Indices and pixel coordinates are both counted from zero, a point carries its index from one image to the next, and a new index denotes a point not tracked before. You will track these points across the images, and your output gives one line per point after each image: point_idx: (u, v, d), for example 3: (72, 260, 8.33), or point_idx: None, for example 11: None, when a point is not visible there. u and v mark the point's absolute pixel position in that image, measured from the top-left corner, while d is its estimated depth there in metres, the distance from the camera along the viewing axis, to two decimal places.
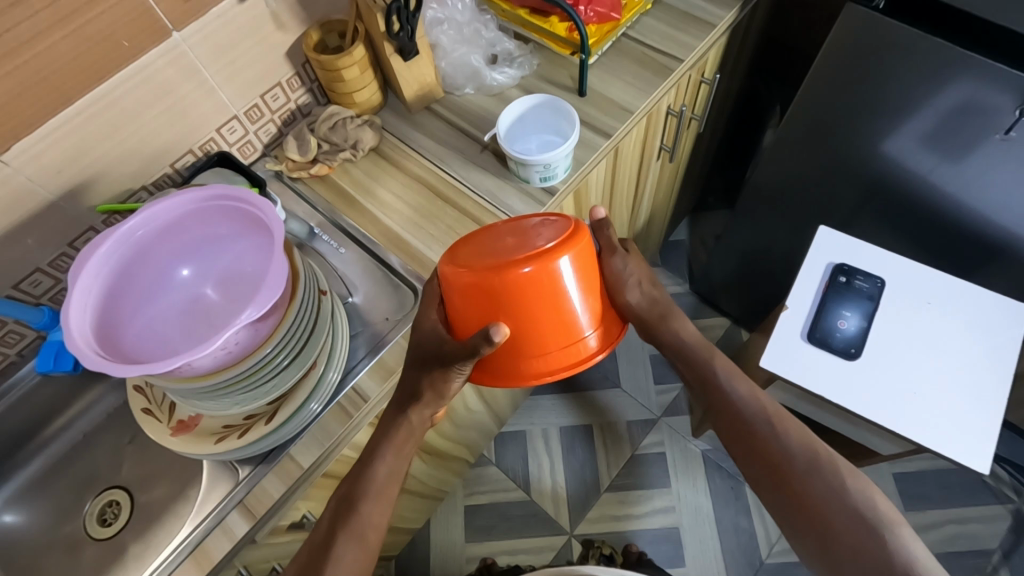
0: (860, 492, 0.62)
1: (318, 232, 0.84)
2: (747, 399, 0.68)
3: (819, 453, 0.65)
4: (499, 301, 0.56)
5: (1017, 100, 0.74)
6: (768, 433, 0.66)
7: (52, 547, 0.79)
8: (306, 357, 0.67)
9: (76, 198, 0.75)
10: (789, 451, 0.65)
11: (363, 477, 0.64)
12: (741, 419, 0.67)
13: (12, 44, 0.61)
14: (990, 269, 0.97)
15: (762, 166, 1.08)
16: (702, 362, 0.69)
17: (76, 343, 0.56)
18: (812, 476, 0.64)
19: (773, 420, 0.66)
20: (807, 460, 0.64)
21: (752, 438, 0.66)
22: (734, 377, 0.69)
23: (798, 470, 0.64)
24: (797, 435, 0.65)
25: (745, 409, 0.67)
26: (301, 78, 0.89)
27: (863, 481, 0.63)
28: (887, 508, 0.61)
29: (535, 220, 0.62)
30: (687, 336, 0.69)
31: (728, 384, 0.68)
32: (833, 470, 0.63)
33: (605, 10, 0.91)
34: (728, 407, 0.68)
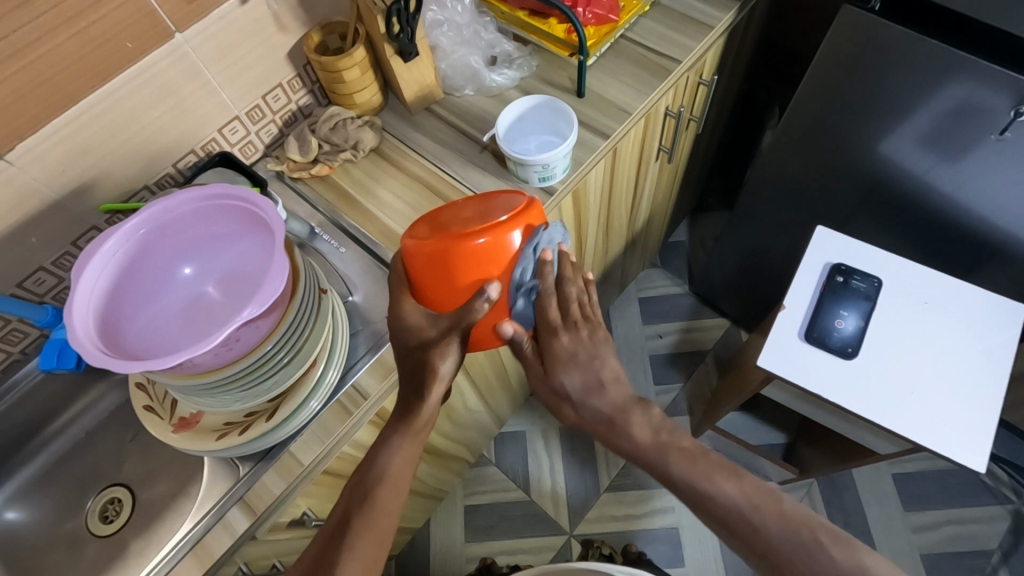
0: (855, 569, 0.52)
1: (318, 232, 0.85)
2: (727, 494, 0.56)
3: (806, 534, 0.54)
4: (460, 271, 0.60)
5: (1013, 100, 0.75)
6: (750, 526, 0.55)
7: (54, 544, 0.80)
8: (306, 354, 0.68)
9: (80, 197, 0.75)
10: (776, 544, 0.54)
11: (375, 468, 0.63)
12: (724, 518, 0.56)
13: (17, 45, 0.62)
14: (988, 269, 0.98)
15: (761, 167, 1.08)
16: (657, 465, 0.59)
17: (79, 339, 0.57)
18: (810, 567, 0.53)
19: (748, 509, 0.55)
20: (796, 549, 0.53)
21: (737, 534, 0.56)
22: (702, 475, 0.57)
23: (788, 564, 0.53)
24: (778, 519, 0.55)
25: (715, 502, 0.56)
26: (302, 79, 0.90)
27: (850, 548, 0.53)
28: (877, 564, 0.52)
29: (489, 196, 0.65)
30: (643, 442, 0.60)
31: (700, 484, 0.57)
32: (817, 549, 0.53)
33: (602, 11, 0.92)
34: (707, 506, 0.57)
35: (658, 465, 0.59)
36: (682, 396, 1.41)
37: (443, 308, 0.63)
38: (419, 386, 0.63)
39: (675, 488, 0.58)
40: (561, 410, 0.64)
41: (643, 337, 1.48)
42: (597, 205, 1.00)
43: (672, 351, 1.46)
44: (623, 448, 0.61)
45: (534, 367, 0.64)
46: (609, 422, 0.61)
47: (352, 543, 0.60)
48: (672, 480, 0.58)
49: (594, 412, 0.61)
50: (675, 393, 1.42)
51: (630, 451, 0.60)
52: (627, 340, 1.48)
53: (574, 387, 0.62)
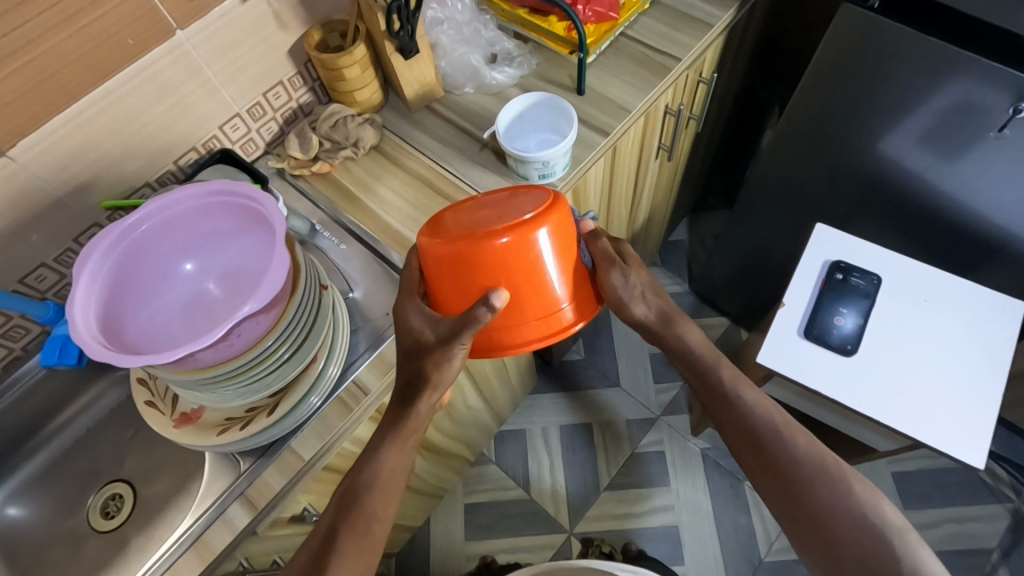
0: (867, 500, 0.62)
1: (319, 229, 0.85)
2: (763, 410, 0.67)
3: (831, 462, 0.64)
4: (478, 272, 0.58)
5: (1011, 98, 0.75)
6: (778, 442, 0.65)
7: (55, 540, 0.80)
8: (307, 350, 0.68)
9: (81, 194, 0.76)
10: (798, 461, 0.64)
11: (367, 474, 0.64)
12: (754, 428, 0.67)
13: (19, 42, 0.62)
14: (987, 266, 0.98)
15: (761, 165, 1.09)
16: (708, 367, 0.69)
17: (81, 334, 0.58)
18: (820, 484, 0.63)
19: (783, 429, 0.66)
20: (814, 469, 0.64)
21: (762, 449, 0.66)
22: (745, 388, 0.68)
23: (803, 478, 0.64)
24: (807, 445, 0.65)
25: (755, 420, 0.67)
26: (303, 77, 0.90)
27: (872, 490, 0.63)
28: (890, 512, 0.62)
29: (512, 194, 0.63)
30: (698, 343, 0.69)
31: (743, 394, 0.68)
32: (842, 478, 0.63)
33: (603, 9, 0.92)
34: (739, 414, 0.67)
35: (707, 369, 0.69)
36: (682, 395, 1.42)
37: (456, 310, 0.62)
38: (411, 392, 0.64)
39: (716, 394, 0.69)
40: (629, 307, 0.67)
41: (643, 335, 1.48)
42: (596, 203, 1.00)
43: None
44: (680, 341, 0.69)
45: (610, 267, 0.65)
46: (667, 318, 0.68)
47: (342, 549, 0.60)
48: (721, 388, 0.68)
49: (657, 306, 0.68)
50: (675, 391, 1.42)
51: (679, 352, 0.69)
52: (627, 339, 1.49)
53: (643, 284, 0.67)
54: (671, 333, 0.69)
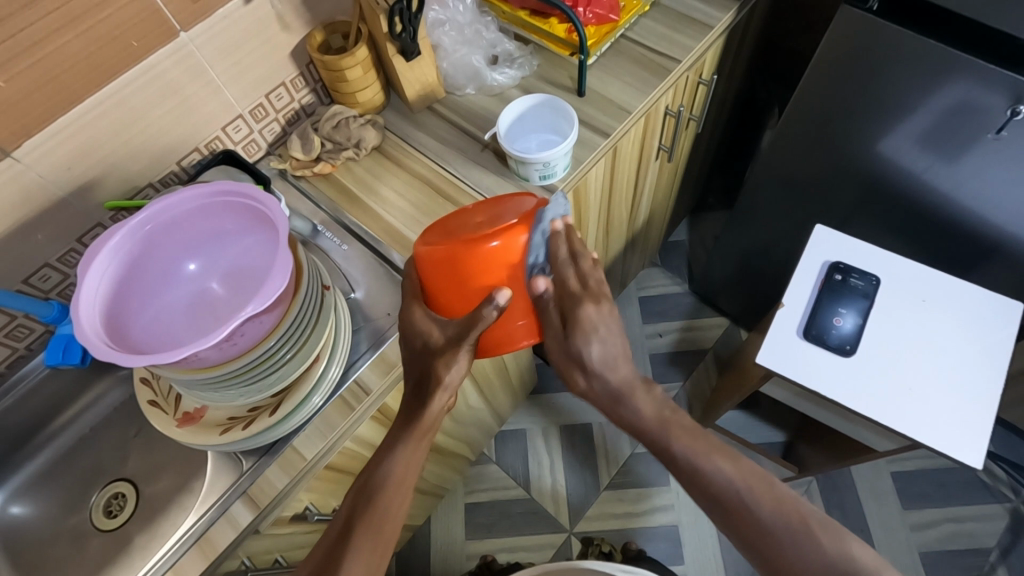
0: (837, 550, 0.53)
1: (321, 229, 0.86)
2: (727, 474, 0.57)
3: (796, 518, 0.55)
4: (471, 276, 0.60)
5: (1009, 100, 0.76)
6: (744, 508, 0.56)
7: (59, 538, 0.81)
8: (309, 350, 0.69)
9: (85, 194, 0.76)
10: (768, 529, 0.55)
11: (378, 476, 0.63)
12: (721, 497, 0.57)
13: (24, 44, 0.63)
14: (985, 267, 0.98)
15: (760, 167, 1.09)
16: (661, 439, 0.59)
17: (86, 333, 0.58)
18: (796, 551, 0.54)
19: (737, 491, 0.56)
20: (786, 535, 0.54)
21: (733, 519, 0.56)
22: (703, 452, 0.57)
23: (777, 548, 0.54)
24: (768, 503, 0.55)
25: (712, 481, 0.57)
26: (305, 78, 0.90)
27: (839, 534, 0.54)
28: (865, 553, 0.53)
29: (497, 201, 0.64)
30: (647, 415, 0.60)
31: (701, 464, 0.57)
32: (808, 532, 0.54)
33: (603, 11, 0.92)
34: (704, 484, 0.57)
35: (660, 437, 0.59)
36: (681, 395, 1.42)
37: (460, 311, 0.63)
38: (423, 391, 0.65)
39: (673, 465, 0.59)
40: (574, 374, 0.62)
41: (642, 336, 1.49)
42: (597, 204, 1.00)
43: (672, 350, 1.47)
44: (629, 421, 0.60)
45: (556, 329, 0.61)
46: (617, 396, 0.60)
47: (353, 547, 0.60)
48: (675, 456, 0.58)
49: (607, 384, 0.61)
50: (675, 391, 1.42)
51: (634, 424, 0.60)
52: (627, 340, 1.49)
53: (595, 358, 0.60)
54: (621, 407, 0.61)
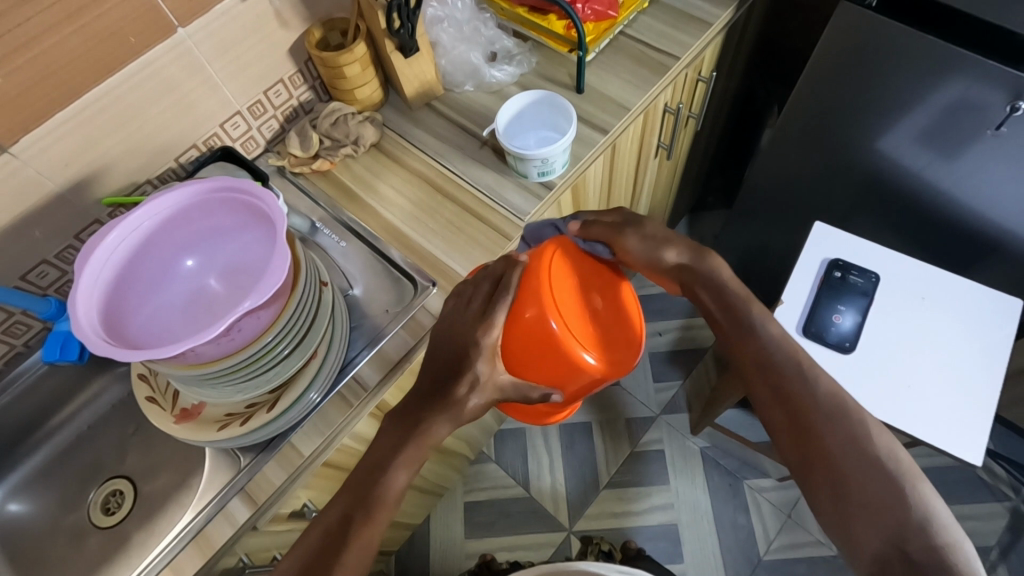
0: (882, 442, 0.58)
1: (319, 227, 0.85)
2: (778, 343, 0.64)
3: (848, 403, 0.60)
4: (536, 338, 0.62)
5: (1008, 96, 0.75)
6: (800, 374, 0.62)
7: (57, 535, 0.80)
8: (307, 346, 0.68)
9: (83, 190, 0.76)
10: (814, 396, 0.61)
11: (375, 488, 0.56)
12: (772, 363, 0.63)
13: (22, 39, 0.62)
14: (985, 265, 0.98)
15: (760, 165, 1.09)
16: (735, 304, 0.66)
17: (82, 329, 0.58)
18: (830, 421, 0.59)
19: (805, 364, 0.62)
20: (827, 409, 0.60)
21: (779, 382, 0.62)
22: (765, 316, 0.66)
23: (818, 415, 0.59)
24: (827, 380, 0.61)
25: (773, 347, 0.64)
26: (303, 75, 0.90)
27: (888, 438, 0.58)
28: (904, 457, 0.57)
29: (603, 295, 0.67)
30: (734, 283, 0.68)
31: (762, 326, 0.65)
32: (857, 417, 0.59)
33: (602, 8, 0.92)
34: (766, 349, 0.64)
35: (741, 307, 0.66)
36: (681, 394, 1.42)
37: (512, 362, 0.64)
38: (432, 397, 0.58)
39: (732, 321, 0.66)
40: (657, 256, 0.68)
41: None
42: (595, 201, 1.00)
43: (671, 349, 1.47)
44: (708, 282, 0.68)
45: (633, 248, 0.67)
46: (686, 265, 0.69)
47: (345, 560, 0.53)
48: (745, 323, 0.65)
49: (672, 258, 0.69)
50: (675, 390, 1.42)
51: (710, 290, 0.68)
52: None
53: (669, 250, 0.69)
54: (696, 276, 0.68)
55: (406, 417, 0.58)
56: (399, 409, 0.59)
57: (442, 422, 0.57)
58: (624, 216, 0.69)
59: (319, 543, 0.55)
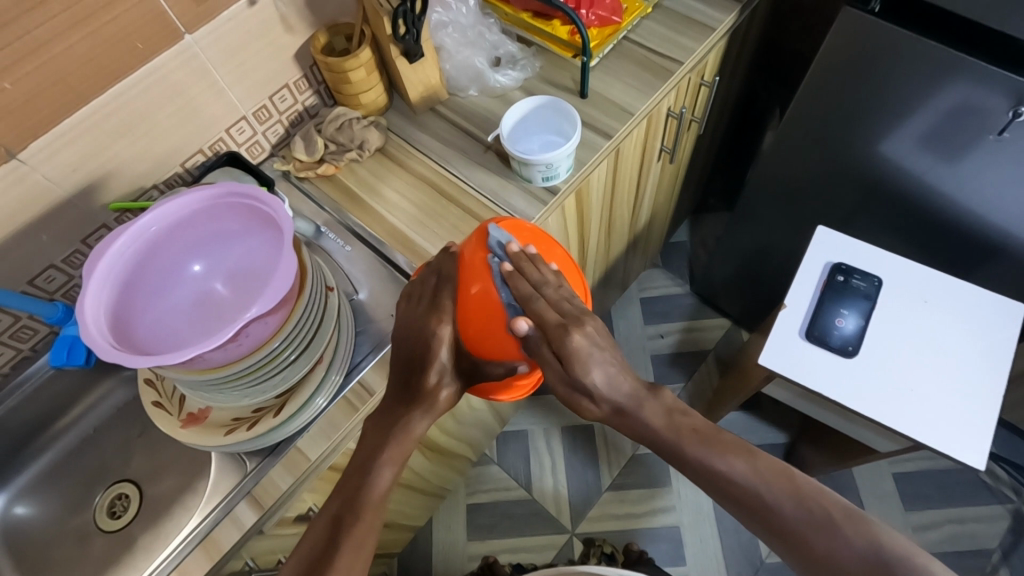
0: (861, 540, 0.55)
1: (324, 231, 0.86)
2: (735, 469, 0.60)
3: (820, 511, 0.57)
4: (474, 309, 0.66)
5: (1011, 101, 0.76)
6: (759, 500, 0.59)
7: (63, 539, 0.81)
8: (313, 351, 0.69)
9: (90, 195, 0.76)
10: (786, 518, 0.58)
11: (363, 484, 0.63)
12: (740, 498, 0.60)
13: (31, 46, 0.63)
14: (987, 268, 0.99)
15: (762, 168, 1.09)
16: (674, 447, 0.62)
17: (91, 334, 0.58)
18: (820, 538, 0.56)
19: (753, 477, 0.60)
20: (813, 526, 0.57)
21: (753, 509, 0.59)
22: (716, 452, 0.61)
23: (805, 542, 0.56)
24: (787, 494, 0.59)
25: (728, 478, 0.60)
26: (308, 80, 0.91)
27: (863, 526, 0.56)
28: (894, 542, 0.54)
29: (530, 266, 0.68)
30: (661, 426, 0.63)
31: (712, 462, 0.61)
32: (828, 522, 0.56)
33: (605, 13, 0.93)
34: (731, 492, 0.60)
35: (674, 448, 0.62)
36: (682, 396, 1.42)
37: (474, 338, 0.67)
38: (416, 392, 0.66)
39: (683, 462, 0.62)
40: (580, 403, 0.64)
41: (644, 336, 1.49)
42: (599, 205, 1.01)
43: (674, 350, 1.47)
44: (638, 430, 0.64)
45: (552, 363, 0.62)
46: (622, 409, 0.64)
47: (340, 552, 0.59)
48: (689, 461, 0.62)
49: (614, 401, 0.63)
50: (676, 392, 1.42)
51: (645, 436, 0.64)
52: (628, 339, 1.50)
53: (601, 384, 0.62)
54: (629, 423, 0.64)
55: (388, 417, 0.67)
56: (378, 411, 0.68)
57: (417, 416, 0.66)
58: (579, 348, 0.60)
59: (319, 538, 0.61)
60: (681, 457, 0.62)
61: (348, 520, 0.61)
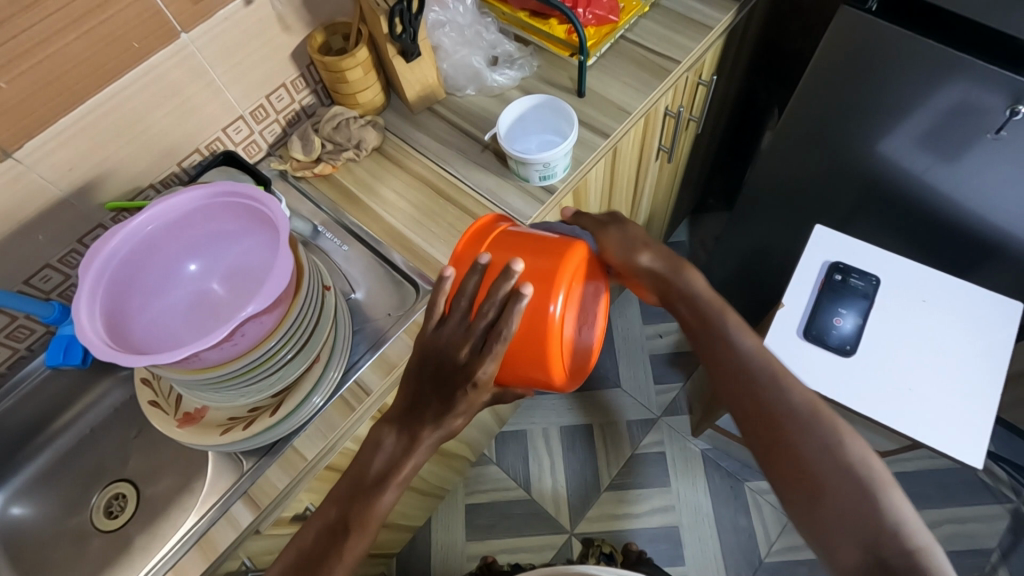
0: (855, 452, 0.56)
1: (322, 230, 0.86)
2: (753, 352, 0.62)
3: (822, 414, 0.58)
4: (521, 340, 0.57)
5: (1009, 100, 0.76)
6: (770, 390, 0.60)
7: (59, 539, 0.81)
8: (310, 350, 0.69)
9: (87, 195, 0.76)
10: (789, 407, 0.58)
11: (369, 494, 0.57)
12: (748, 372, 0.61)
13: (26, 45, 0.63)
14: (985, 267, 0.98)
15: (761, 167, 1.09)
16: (709, 319, 0.64)
17: (86, 333, 0.58)
18: (806, 430, 0.57)
19: (778, 374, 0.60)
20: (804, 417, 0.58)
21: (753, 396, 0.60)
22: (739, 328, 0.63)
23: (789, 429, 0.57)
24: (800, 390, 0.60)
25: (747, 361, 0.61)
26: (306, 79, 0.91)
27: (861, 444, 0.57)
28: (880, 470, 0.55)
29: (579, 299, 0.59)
30: (706, 296, 0.65)
31: (733, 334, 0.63)
32: (830, 426, 0.57)
33: (603, 12, 0.93)
34: (736, 360, 0.62)
35: (711, 315, 0.64)
36: (681, 396, 1.42)
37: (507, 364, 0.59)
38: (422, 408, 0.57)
39: (705, 331, 0.64)
40: (635, 261, 0.66)
41: (642, 337, 1.50)
42: (597, 204, 1.01)
43: (673, 351, 1.47)
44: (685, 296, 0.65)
45: (612, 235, 0.67)
46: (667, 278, 0.66)
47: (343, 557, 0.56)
48: (718, 331, 0.63)
49: (654, 261, 0.66)
50: (675, 392, 1.42)
51: (683, 302, 0.65)
52: (626, 339, 1.50)
53: (651, 259, 0.66)
54: (676, 286, 0.66)
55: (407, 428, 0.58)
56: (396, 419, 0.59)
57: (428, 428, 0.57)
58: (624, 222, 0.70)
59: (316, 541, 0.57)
60: (712, 324, 0.64)
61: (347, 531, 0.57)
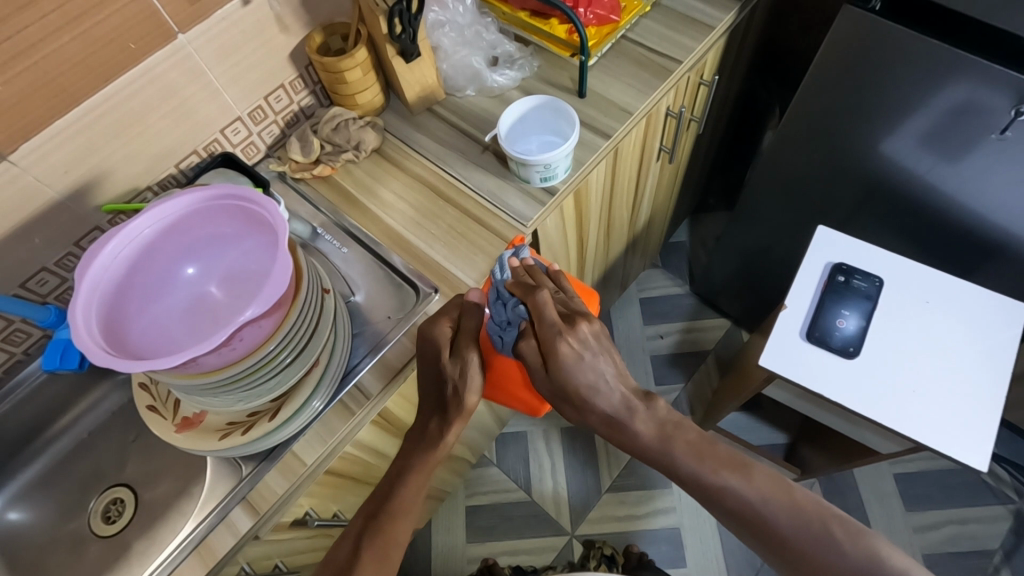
0: (861, 552, 0.58)
1: (321, 232, 0.85)
2: (737, 487, 0.62)
3: (818, 525, 0.60)
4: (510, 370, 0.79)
5: (1014, 100, 0.75)
6: (759, 517, 0.61)
7: (56, 544, 0.80)
8: (309, 354, 0.68)
9: (83, 197, 0.76)
10: (788, 537, 0.60)
11: (390, 495, 0.71)
12: (735, 511, 0.62)
13: (21, 46, 0.62)
14: (989, 268, 0.98)
15: (763, 167, 1.08)
16: (666, 460, 0.65)
17: (82, 339, 0.57)
18: (819, 554, 0.59)
19: (757, 501, 0.62)
20: (807, 539, 0.60)
21: (756, 530, 0.62)
22: (712, 472, 0.63)
23: (798, 552, 0.60)
24: (789, 512, 0.61)
25: (728, 498, 0.62)
26: (304, 80, 0.90)
27: (864, 539, 0.59)
28: (893, 555, 0.58)
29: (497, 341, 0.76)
30: (648, 436, 0.65)
31: (710, 479, 0.63)
32: (830, 537, 0.59)
33: (604, 12, 0.92)
34: (728, 504, 0.63)
35: (664, 460, 0.65)
36: (682, 397, 1.41)
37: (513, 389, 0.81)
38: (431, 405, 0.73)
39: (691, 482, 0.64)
40: (570, 410, 0.68)
41: (643, 337, 1.48)
42: (598, 204, 1.00)
43: (673, 352, 1.46)
44: (630, 444, 0.67)
45: (538, 366, 0.67)
46: (614, 421, 0.66)
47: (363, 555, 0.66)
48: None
49: (601, 412, 0.66)
50: (676, 393, 1.41)
51: (636, 445, 0.66)
52: (627, 335, 1.49)
53: (583, 386, 0.65)
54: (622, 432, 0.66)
55: (416, 434, 0.74)
56: (408, 430, 0.76)
57: (436, 423, 0.72)
58: (567, 353, 0.65)
59: (348, 551, 0.68)
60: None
61: (371, 532, 0.68)
